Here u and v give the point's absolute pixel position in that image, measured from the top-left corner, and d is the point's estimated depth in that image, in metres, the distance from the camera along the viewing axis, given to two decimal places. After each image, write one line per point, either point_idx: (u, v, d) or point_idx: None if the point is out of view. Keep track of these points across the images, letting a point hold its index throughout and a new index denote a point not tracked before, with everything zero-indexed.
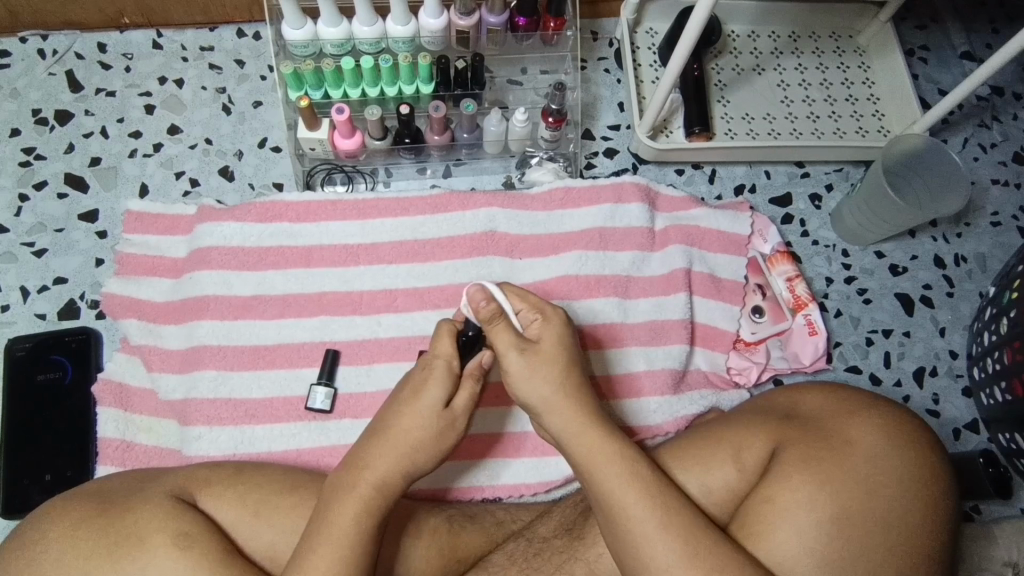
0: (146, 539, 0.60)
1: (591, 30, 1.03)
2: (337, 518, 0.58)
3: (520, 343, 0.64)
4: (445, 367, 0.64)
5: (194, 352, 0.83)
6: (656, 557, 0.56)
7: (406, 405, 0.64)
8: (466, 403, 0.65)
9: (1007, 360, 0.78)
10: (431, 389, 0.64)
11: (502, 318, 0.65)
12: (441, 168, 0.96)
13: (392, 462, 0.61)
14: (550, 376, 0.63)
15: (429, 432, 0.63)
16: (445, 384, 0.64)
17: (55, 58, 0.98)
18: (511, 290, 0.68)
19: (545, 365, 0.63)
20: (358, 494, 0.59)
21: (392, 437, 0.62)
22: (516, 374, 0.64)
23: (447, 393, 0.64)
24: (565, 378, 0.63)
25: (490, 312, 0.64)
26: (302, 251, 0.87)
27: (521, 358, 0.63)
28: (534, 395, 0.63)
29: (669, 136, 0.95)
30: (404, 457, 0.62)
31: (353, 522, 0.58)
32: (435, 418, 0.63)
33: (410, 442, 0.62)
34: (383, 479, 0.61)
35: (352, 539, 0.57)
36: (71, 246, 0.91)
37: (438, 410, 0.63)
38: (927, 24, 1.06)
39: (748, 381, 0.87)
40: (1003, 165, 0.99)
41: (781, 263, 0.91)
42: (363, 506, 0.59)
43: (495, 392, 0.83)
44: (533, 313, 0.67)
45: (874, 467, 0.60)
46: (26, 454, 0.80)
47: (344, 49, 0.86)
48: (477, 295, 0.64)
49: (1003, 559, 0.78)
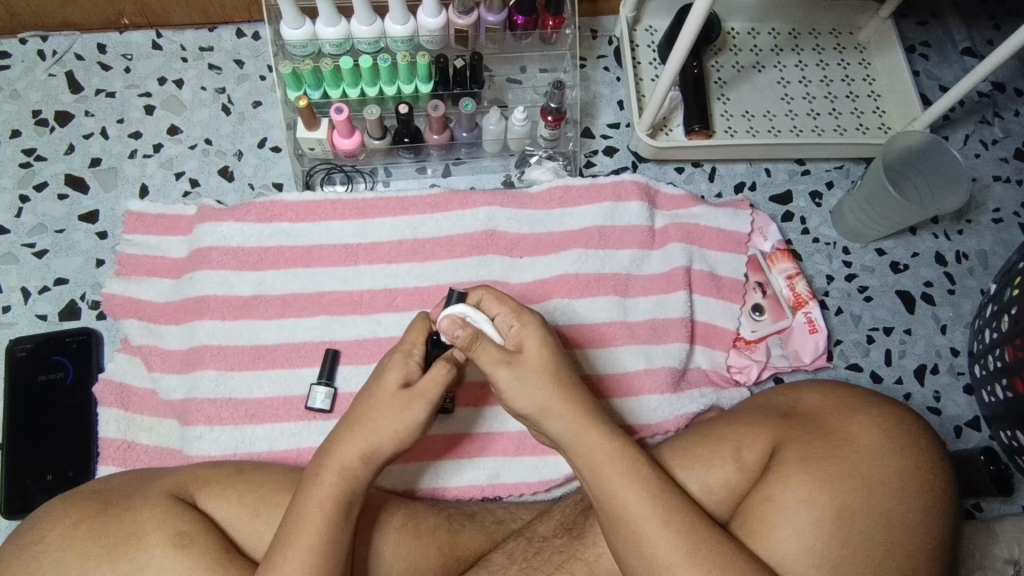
0: (146, 539, 0.61)
1: (590, 28, 1.03)
2: (309, 508, 0.58)
3: (505, 356, 0.62)
4: (401, 357, 0.64)
5: (195, 352, 0.83)
6: (657, 554, 0.56)
7: (370, 393, 0.63)
8: (429, 388, 0.62)
9: (1008, 358, 0.78)
10: (387, 372, 0.63)
11: (481, 339, 0.62)
12: (440, 168, 0.96)
13: (351, 447, 0.61)
14: (542, 383, 0.62)
15: (387, 416, 0.62)
16: (402, 367, 0.63)
17: (55, 59, 0.98)
18: (489, 295, 0.66)
19: (533, 375, 0.62)
20: (323, 482, 0.59)
21: (364, 425, 0.61)
22: (506, 389, 0.62)
23: (401, 375, 0.63)
24: (556, 385, 0.62)
25: (467, 338, 0.62)
26: (302, 250, 0.87)
27: (509, 371, 0.62)
28: (530, 403, 0.62)
29: (669, 133, 0.95)
30: (359, 440, 0.61)
31: (322, 514, 0.58)
32: (393, 400, 0.62)
33: (380, 430, 0.61)
34: (346, 465, 0.60)
35: (323, 529, 0.57)
36: (72, 246, 0.91)
37: (394, 392, 0.62)
38: (927, 21, 1.05)
39: (748, 379, 0.87)
40: (1005, 161, 0.99)
41: (781, 261, 0.91)
42: (331, 494, 0.59)
43: (472, 392, 0.83)
44: (511, 319, 0.65)
45: (875, 466, 0.60)
46: (28, 454, 0.80)
47: (343, 49, 0.86)
48: (448, 326, 0.62)
49: (1004, 557, 0.78)
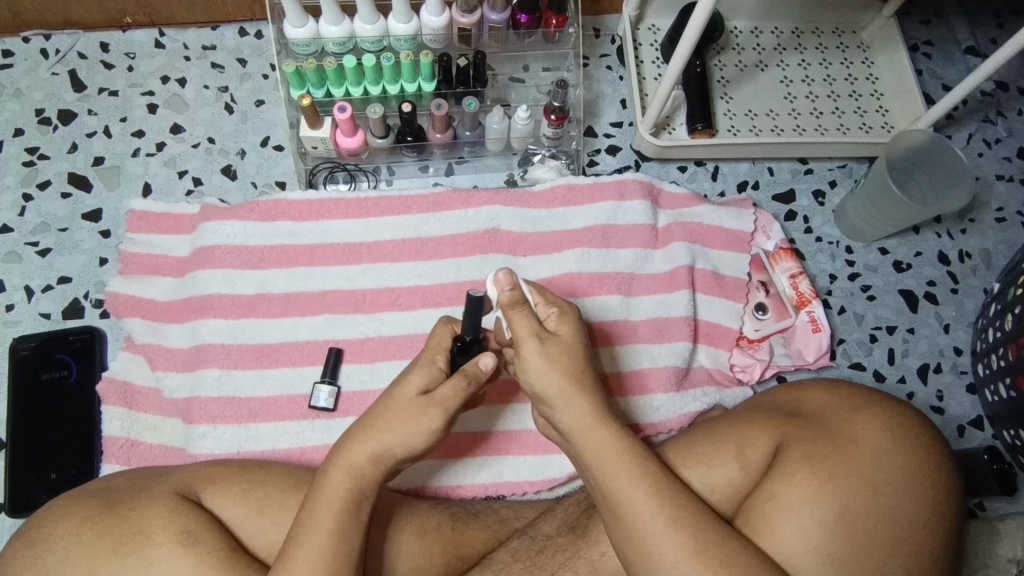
0: (151, 538, 0.61)
1: (593, 27, 1.03)
2: (320, 512, 0.58)
3: (540, 331, 0.63)
4: (425, 365, 0.65)
5: (198, 351, 0.83)
6: (662, 554, 0.56)
7: (386, 397, 0.63)
8: (447, 397, 0.63)
9: (1012, 357, 0.78)
10: (409, 377, 0.64)
11: (523, 307, 0.63)
12: (443, 166, 0.96)
13: (359, 449, 0.61)
14: (567, 367, 0.62)
15: (400, 418, 0.62)
16: (425, 374, 0.64)
17: (58, 57, 0.98)
18: (532, 282, 0.66)
19: (563, 355, 0.63)
20: (336, 482, 0.59)
21: (378, 423, 0.62)
22: (530, 363, 0.62)
23: (423, 382, 0.64)
24: (575, 373, 0.62)
25: (512, 298, 0.62)
26: (305, 249, 0.87)
27: (540, 346, 0.62)
28: (548, 387, 0.62)
29: (672, 132, 0.95)
30: (369, 441, 0.61)
31: (333, 517, 0.58)
32: (409, 404, 0.62)
33: (388, 429, 0.61)
34: (356, 466, 0.60)
35: (335, 529, 0.57)
36: (75, 245, 0.91)
37: (411, 396, 0.63)
38: (930, 19, 1.05)
39: (751, 378, 0.86)
40: (1008, 160, 0.99)
41: (783, 260, 0.91)
42: (343, 495, 0.59)
43: None
44: (550, 306, 0.65)
45: (877, 465, 0.60)
46: (31, 453, 0.80)
47: (346, 48, 0.86)
48: (502, 280, 0.61)
49: (1008, 556, 0.78)
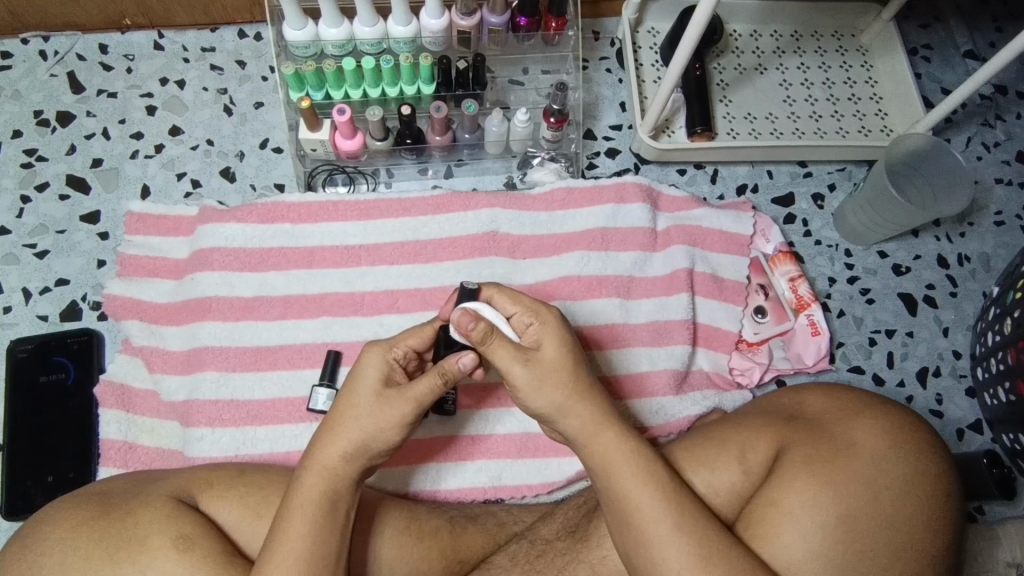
0: (146, 542, 0.60)
1: (592, 30, 1.03)
2: (292, 525, 0.57)
3: (522, 352, 0.61)
4: (380, 352, 0.63)
5: (197, 353, 0.83)
6: (667, 558, 0.56)
7: (348, 391, 0.62)
8: (421, 393, 0.62)
9: (1011, 361, 0.78)
10: (366, 367, 0.63)
11: (496, 334, 0.61)
12: (442, 169, 0.96)
13: (331, 448, 0.60)
14: (561, 380, 0.61)
15: (367, 414, 0.61)
16: (381, 363, 0.63)
17: (57, 59, 0.98)
18: (504, 293, 0.65)
19: (552, 372, 0.61)
20: (308, 486, 0.59)
21: (347, 417, 0.61)
22: (523, 385, 0.61)
23: (382, 372, 0.62)
24: (573, 381, 0.61)
25: (481, 332, 0.60)
26: (304, 252, 0.87)
27: (528, 369, 0.61)
28: (545, 404, 0.61)
29: (671, 135, 0.94)
30: (343, 441, 0.60)
31: (306, 521, 0.57)
32: (376, 398, 0.61)
33: (373, 428, 0.61)
34: (331, 467, 0.60)
35: (309, 532, 0.57)
36: (73, 247, 0.91)
37: (376, 390, 0.62)
38: (929, 23, 1.06)
39: (750, 382, 0.86)
40: (1007, 164, 0.99)
41: (783, 263, 0.91)
42: (314, 495, 0.58)
43: (474, 393, 0.83)
44: (528, 316, 0.63)
45: (880, 470, 0.60)
46: (27, 458, 0.80)
47: (346, 49, 0.86)
48: (462, 319, 0.61)
49: (1007, 560, 0.78)
